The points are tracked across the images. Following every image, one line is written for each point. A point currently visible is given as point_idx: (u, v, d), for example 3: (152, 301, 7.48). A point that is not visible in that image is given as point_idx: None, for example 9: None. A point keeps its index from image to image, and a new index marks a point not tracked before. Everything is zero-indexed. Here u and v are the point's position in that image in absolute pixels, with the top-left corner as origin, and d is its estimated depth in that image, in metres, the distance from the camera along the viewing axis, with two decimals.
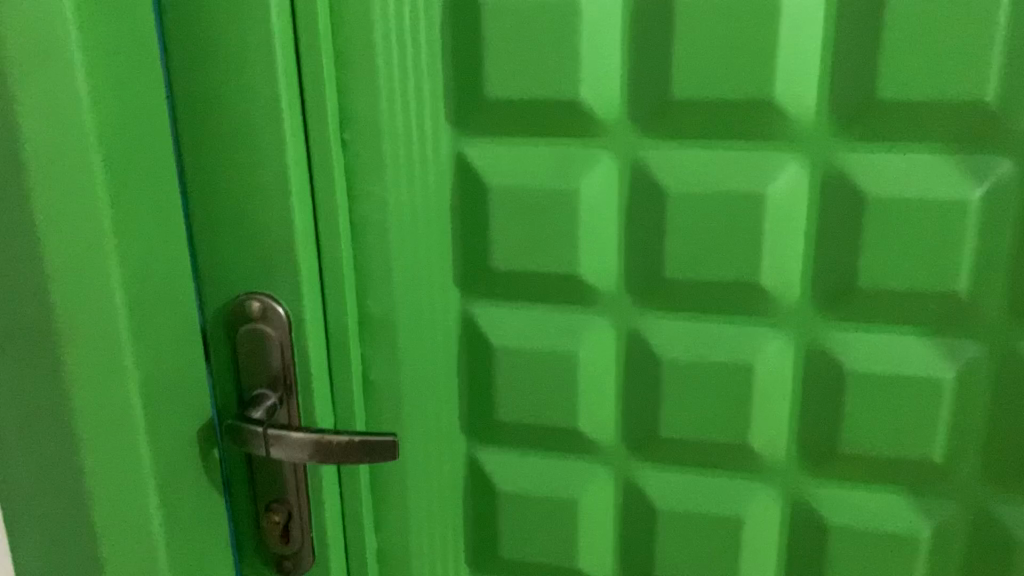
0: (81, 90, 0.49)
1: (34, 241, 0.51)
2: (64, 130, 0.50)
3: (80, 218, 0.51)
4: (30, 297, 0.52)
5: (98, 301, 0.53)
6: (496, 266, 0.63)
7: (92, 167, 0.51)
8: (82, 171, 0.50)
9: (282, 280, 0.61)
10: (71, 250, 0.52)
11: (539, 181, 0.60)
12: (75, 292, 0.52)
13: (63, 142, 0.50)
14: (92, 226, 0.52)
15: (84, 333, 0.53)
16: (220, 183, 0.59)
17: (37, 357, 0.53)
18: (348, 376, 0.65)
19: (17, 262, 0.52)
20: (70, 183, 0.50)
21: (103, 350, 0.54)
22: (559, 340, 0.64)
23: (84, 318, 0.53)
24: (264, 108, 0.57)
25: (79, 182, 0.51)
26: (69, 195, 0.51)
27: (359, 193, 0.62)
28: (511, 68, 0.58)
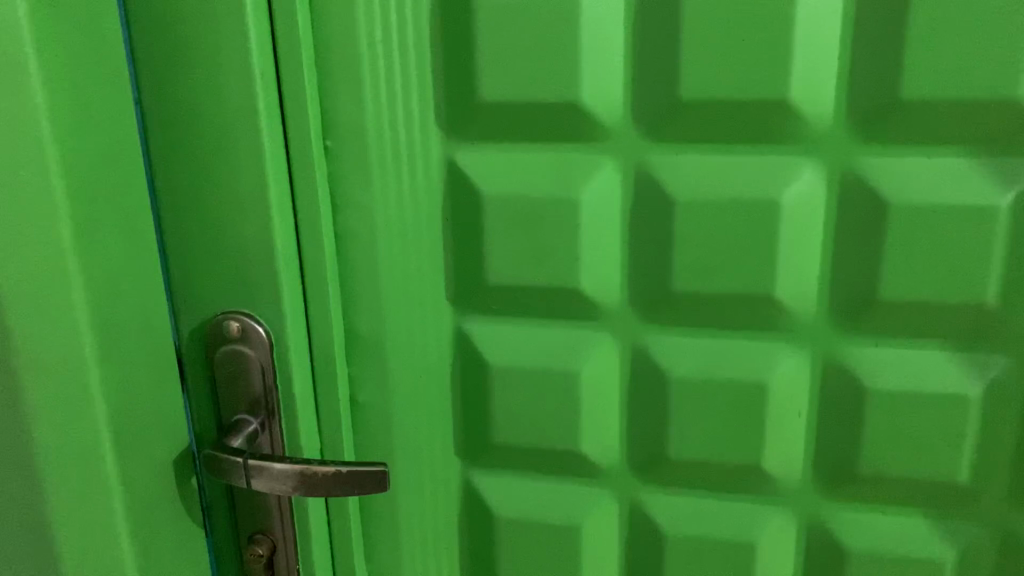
0: (37, 95, 0.45)
1: None
2: (20, 143, 0.45)
3: (39, 235, 0.47)
4: None
5: (61, 323, 0.49)
6: (492, 281, 0.59)
7: (51, 180, 0.46)
8: (39, 189, 0.46)
9: (263, 298, 0.57)
10: (28, 268, 0.47)
11: (536, 190, 0.56)
12: (32, 315, 0.48)
13: (19, 151, 0.45)
14: (51, 248, 0.47)
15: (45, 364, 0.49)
16: (193, 196, 0.55)
17: None
18: (335, 397, 0.61)
19: None
20: (26, 202, 0.46)
21: (67, 380, 0.49)
22: (560, 359, 0.60)
23: (46, 347, 0.49)
24: (239, 114, 0.53)
25: (35, 195, 0.46)
26: (26, 213, 0.46)
27: (345, 205, 0.58)
28: (506, 69, 0.54)
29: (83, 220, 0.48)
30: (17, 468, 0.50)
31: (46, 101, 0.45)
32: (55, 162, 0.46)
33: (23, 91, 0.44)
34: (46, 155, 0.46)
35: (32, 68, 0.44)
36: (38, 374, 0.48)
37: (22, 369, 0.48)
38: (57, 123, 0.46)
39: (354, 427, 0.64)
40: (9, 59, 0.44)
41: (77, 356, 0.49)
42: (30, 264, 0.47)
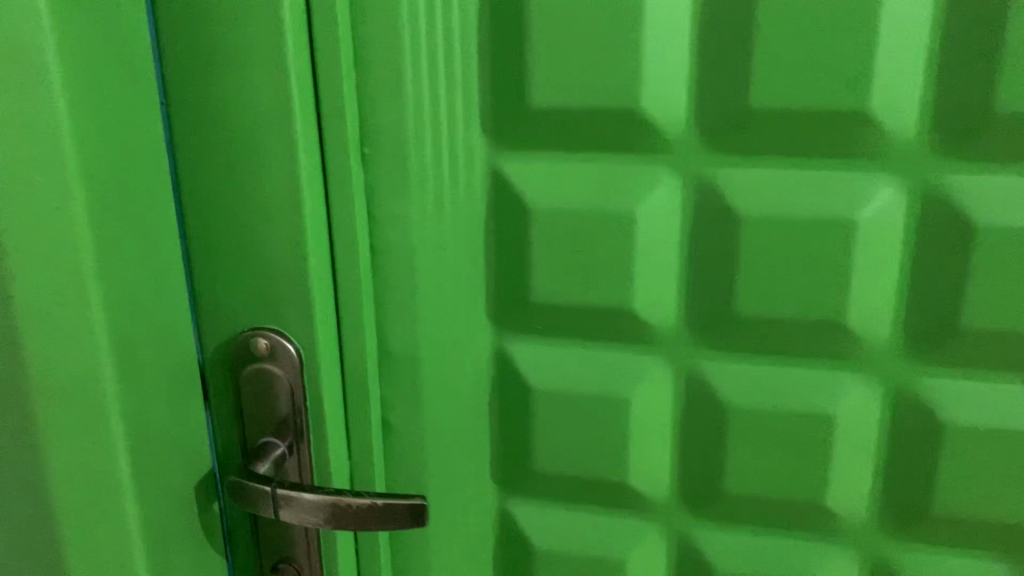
0: (58, 94, 0.41)
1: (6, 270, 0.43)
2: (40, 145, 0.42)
3: (56, 245, 0.43)
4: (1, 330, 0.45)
5: (76, 340, 0.45)
6: (536, 299, 0.55)
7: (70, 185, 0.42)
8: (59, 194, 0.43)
9: (292, 313, 0.53)
10: (44, 278, 0.44)
11: (587, 204, 0.52)
12: (47, 330, 0.45)
13: (34, 154, 0.42)
14: (71, 256, 0.44)
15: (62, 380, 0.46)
16: (221, 204, 0.51)
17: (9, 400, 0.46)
18: (366, 419, 0.58)
19: None
20: (44, 206, 0.43)
21: (83, 397, 0.46)
22: (608, 384, 0.56)
23: (65, 361, 0.45)
24: (271, 118, 0.49)
25: (52, 201, 0.43)
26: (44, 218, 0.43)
27: (381, 215, 0.55)
28: (558, 71, 0.50)
29: (104, 231, 0.45)
30: (28, 487, 0.48)
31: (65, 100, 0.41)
32: (75, 167, 0.42)
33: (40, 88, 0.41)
34: (63, 159, 0.42)
35: (52, 64, 0.41)
36: (51, 392, 0.46)
37: (35, 384, 0.45)
38: (77, 125, 0.42)
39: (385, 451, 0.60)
40: (24, 55, 0.40)
41: (93, 374, 0.46)
42: (46, 276, 0.44)
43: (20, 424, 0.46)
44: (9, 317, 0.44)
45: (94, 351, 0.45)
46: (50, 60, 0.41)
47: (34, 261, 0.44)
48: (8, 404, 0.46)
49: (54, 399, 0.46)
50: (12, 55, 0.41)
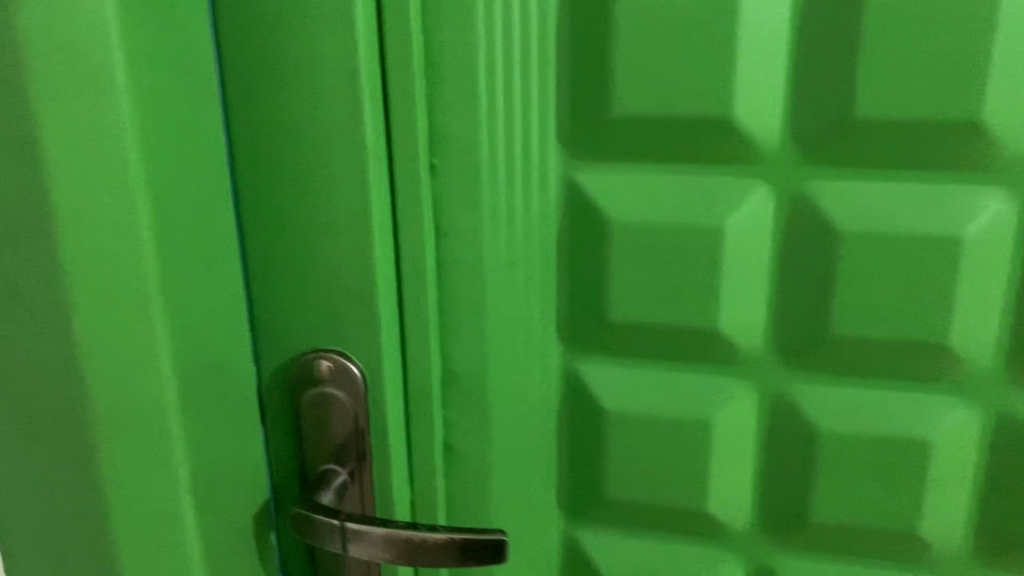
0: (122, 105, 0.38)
1: (60, 291, 0.40)
2: (104, 161, 0.39)
3: (122, 273, 0.40)
4: (54, 357, 0.42)
5: (139, 372, 0.42)
6: (613, 320, 0.52)
7: (134, 204, 0.39)
8: (123, 215, 0.39)
9: (357, 335, 0.50)
10: (109, 308, 0.41)
11: (672, 219, 0.49)
12: (110, 365, 0.42)
13: (98, 173, 0.39)
14: (133, 280, 0.41)
15: (123, 408, 0.43)
16: (284, 219, 0.48)
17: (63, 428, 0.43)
18: (430, 444, 0.54)
19: (39, 313, 0.41)
20: (107, 227, 0.40)
21: (146, 428, 0.43)
22: (687, 407, 0.53)
23: (127, 390, 0.42)
24: (341, 129, 0.46)
25: (118, 226, 0.40)
26: (105, 239, 0.40)
27: (448, 229, 0.51)
28: (645, 79, 0.47)
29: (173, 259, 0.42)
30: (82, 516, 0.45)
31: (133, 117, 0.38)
32: (139, 188, 0.39)
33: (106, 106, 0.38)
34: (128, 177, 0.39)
35: (120, 81, 0.37)
36: (115, 427, 0.43)
37: (98, 419, 0.43)
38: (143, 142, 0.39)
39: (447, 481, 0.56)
40: (89, 70, 0.37)
41: (156, 409, 0.43)
42: (110, 307, 0.41)
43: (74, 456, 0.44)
44: (69, 351, 0.41)
45: (158, 385, 0.43)
46: (119, 76, 0.37)
47: (99, 291, 0.41)
48: (66, 439, 0.43)
49: (117, 436, 0.43)
50: (71, 69, 0.37)
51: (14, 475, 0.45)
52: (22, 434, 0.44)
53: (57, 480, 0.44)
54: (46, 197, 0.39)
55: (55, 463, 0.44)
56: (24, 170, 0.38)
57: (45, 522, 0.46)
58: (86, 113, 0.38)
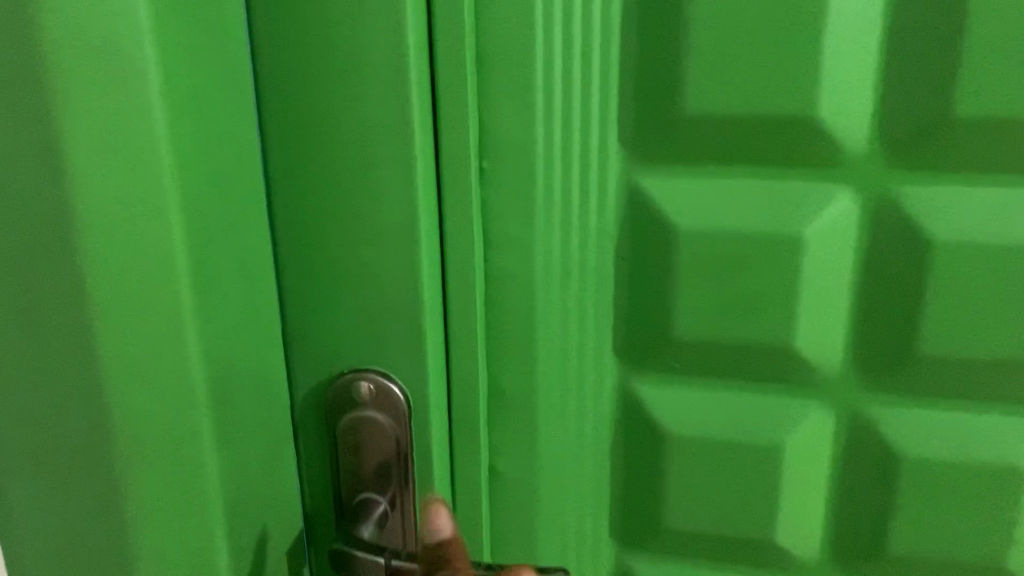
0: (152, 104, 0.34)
1: (86, 311, 0.36)
2: (132, 166, 0.34)
3: (155, 292, 0.36)
4: (80, 383, 0.38)
5: (171, 400, 0.38)
6: (677, 336, 0.48)
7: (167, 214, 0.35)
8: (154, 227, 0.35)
9: (400, 354, 0.46)
10: (139, 330, 0.37)
11: (746, 228, 0.45)
12: (139, 393, 0.38)
13: (129, 181, 0.35)
14: (166, 298, 0.36)
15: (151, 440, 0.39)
16: (322, 228, 0.44)
17: (88, 460, 0.39)
18: (475, 474, 0.50)
19: (63, 336, 0.37)
20: (137, 239, 0.35)
21: (178, 461, 0.39)
22: (757, 431, 0.49)
23: (156, 418, 0.38)
24: (387, 131, 0.41)
25: (150, 240, 0.36)
26: (134, 253, 0.36)
27: (497, 241, 0.46)
28: (721, 74, 0.43)
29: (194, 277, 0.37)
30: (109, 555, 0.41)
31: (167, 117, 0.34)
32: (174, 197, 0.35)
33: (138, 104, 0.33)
34: (161, 184, 0.35)
35: (151, 76, 0.33)
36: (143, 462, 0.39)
37: (123, 455, 0.39)
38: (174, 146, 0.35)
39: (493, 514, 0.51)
40: (119, 65, 0.33)
41: (190, 440, 0.39)
42: (138, 330, 0.37)
43: (101, 489, 0.40)
44: (93, 380, 0.37)
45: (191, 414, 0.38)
46: (150, 71, 0.33)
47: (126, 312, 0.36)
48: (89, 473, 0.40)
49: (143, 472, 0.39)
50: (97, 66, 0.33)
51: (32, 510, 0.41)
52: (41, 466, 0.40)
53: (79, 516, 0.41)
54: (70, 212, 0.35)
55: (78, 497, 0.40)
56: (46, 179, 0.34)
57: (65, 562, 0.42)
58: (115, 113, 0.33)
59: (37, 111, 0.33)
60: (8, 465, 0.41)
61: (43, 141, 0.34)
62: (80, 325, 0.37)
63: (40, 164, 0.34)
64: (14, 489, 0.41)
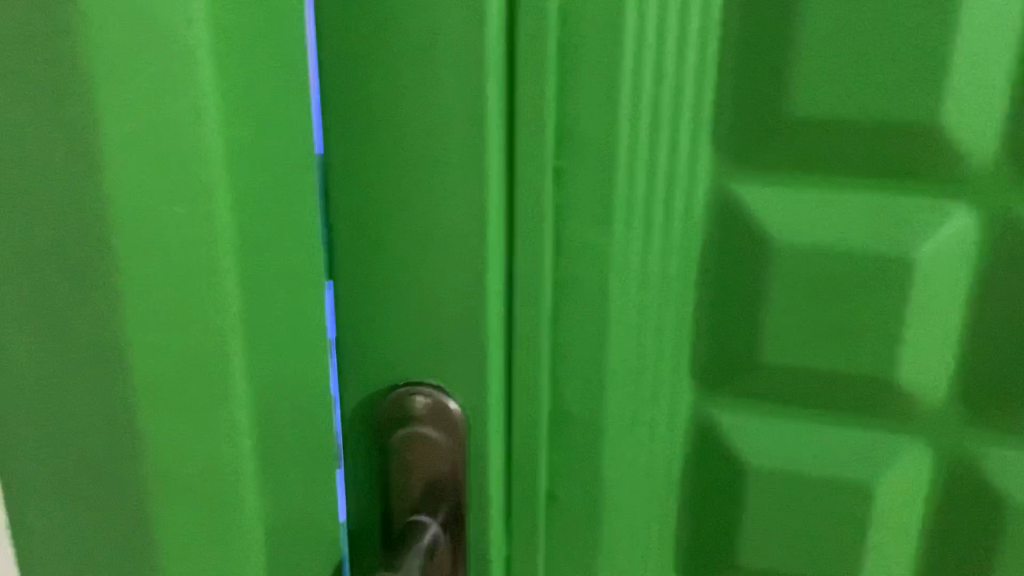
0: (201, 92, 0.29)
1: (113, 324, 0.32)
2: (177, 162, 0.30)
3: (199, 302, 0.32)
4: (104, 405, 0.33)
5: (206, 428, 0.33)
6: (764, 359, 0.44)
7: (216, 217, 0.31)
8: (199, 230, 0.31)
9: (460, 372, 0.42)
10: (176, 346, 0.32)
11: (850, 245, 0.41)
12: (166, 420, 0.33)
13: (173, 177, 0.30)
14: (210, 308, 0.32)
15: (177, 471, 0.34)
16: (384, 227, 0.40)
17: (107, 488, 0.34)
18: (533, 505, 0.45)
19: (85, 351, 0.32)
20: (175, 243, 0.31)
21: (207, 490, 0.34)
22: (848, 466, 0.45)
23: (185, 445, 0.33)
24: (460, 125, 0.37)
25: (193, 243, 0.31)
26: (171, 261, 0.31)
27: (572, 250, 0.41)
28: (830, 76, 0.39)
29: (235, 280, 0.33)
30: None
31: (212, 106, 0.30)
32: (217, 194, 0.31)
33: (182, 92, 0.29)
34: (211, 183, 0.31)
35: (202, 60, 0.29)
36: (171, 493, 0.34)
37: (150, 488, 0.34)
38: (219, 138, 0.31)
39: (547, 548, 0.46)
40: (166, 48, 0.28)
41: (225, 468, 0.34)
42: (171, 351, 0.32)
43: (119, 525, 0.35)
44: (117, 407, 0.33)
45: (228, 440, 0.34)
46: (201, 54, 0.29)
47: (159, 330, 0.32)
48: (108, 506, 0.35)
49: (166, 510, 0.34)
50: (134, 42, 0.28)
51: (37, 536, 0.37)
52: (55, 500, 0.35)
53: (95, 557, 0.36)
54: (96, 215, 0.30)
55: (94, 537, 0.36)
56: (73, 172, 0.29)
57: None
58: (157, 103, 0.29)
59: (57, 99, 0.29)
60: (15, 497, 0.36)
61: (69, 131, 0.29)
62: (105, 339, 0.32)
63: (61, 158, 0.29)
64: (20, 525, 0.37)
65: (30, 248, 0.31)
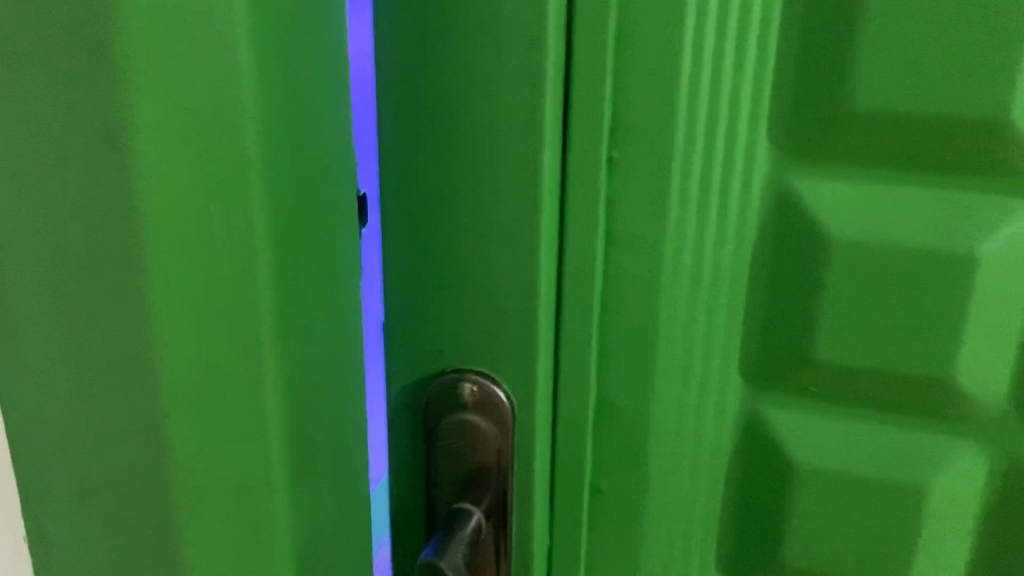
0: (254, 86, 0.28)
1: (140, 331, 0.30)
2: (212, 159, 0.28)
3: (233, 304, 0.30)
4: (129, 414, 0.31)
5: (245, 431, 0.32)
6: (817, 357, 0.44)
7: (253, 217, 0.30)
8: (238, 228, 0.30)
9: (509, 361, 0.41)
10: (212, 351, 0.31)
11: (910, 241, 0.40)
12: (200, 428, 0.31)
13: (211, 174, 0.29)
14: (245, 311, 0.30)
15: (208, 482, 0.32)
16: (435, 213, 0.40)
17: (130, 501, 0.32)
18: (578, 497, 0.45)
19: (110, 359, 0.30)
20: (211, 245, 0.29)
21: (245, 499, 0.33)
22: (900, 467, 0.44)
23: (221, 454, 0.32)
24: (516, 112, 0.37)
25: (230, 242, 0.30)
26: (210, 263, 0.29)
27: (623, 242, 0.40)
28: (896, 69, 0.38)
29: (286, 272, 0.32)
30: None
31: (257, 99, 0.29)
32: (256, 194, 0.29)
33: (227, 84, 0.28)
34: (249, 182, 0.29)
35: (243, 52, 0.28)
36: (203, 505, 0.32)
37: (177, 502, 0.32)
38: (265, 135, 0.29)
39: (590, 541, 0.46)
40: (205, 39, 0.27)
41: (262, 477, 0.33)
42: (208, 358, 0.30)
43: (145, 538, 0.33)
44: (143, 413, 0.31)
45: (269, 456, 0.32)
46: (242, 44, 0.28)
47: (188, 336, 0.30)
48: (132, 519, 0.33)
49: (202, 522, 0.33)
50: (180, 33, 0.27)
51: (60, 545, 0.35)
52: (79, 510, 0.34)
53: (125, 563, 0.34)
54: (123, 212, 0.28)
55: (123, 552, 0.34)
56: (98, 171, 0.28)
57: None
58: (204, 93, 0.28)
59: (89, 92, 0.27)
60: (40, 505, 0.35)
61: (100, 128, 0.27)
62: (132, 347, 0.30)
63: (85, 155, 0.28)
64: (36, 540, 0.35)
65: (53, 249, 0.29)
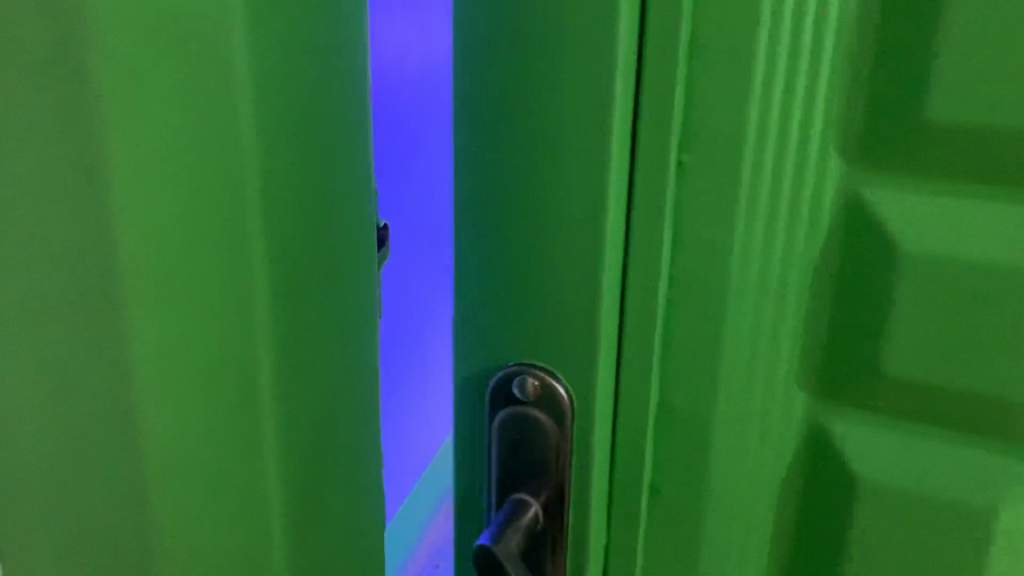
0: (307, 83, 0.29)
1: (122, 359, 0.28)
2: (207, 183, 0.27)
3: (231, 334, 0.29)
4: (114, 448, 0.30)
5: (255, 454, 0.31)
6: (886, 369, 0.43)
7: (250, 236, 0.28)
8: (234, 243, 0.28)
9: (569, 360, 0.42)
10: (201, 375, 0.29)
11: (987, 257, 0.39)
12: (210, 446, 0.30)
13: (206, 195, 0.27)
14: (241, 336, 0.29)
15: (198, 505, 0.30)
16: (503, 211, 0.41)
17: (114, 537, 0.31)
18: (634, 496, 0.45)
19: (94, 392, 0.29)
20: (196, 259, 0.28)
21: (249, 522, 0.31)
22: (968, 486, 0.43)
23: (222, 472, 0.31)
24: (583, 114, 0.38)
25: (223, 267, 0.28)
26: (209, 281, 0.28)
27: (688, 245, 0.41)
28: (979, 79, 0.37)
29: (318, 283, 0.32)
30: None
31: (258, 115, 0.27)
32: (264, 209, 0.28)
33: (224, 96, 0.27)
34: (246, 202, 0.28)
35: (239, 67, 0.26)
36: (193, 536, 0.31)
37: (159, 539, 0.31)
38: (273, 150, 0.28)
39: (646, 540, 0.46)
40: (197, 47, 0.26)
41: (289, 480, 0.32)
42: (212, 376, 0.29)
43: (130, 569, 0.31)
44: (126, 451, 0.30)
45: (287, 474, 0.31)
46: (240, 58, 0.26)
47: (182, 361, 0.29)
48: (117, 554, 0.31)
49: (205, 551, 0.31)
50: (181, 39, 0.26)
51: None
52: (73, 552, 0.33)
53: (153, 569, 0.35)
54: (107, 241, 0.27)
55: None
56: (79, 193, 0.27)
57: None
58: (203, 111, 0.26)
59: (86, 105, 0.26)
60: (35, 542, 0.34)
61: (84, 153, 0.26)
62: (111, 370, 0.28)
63: (73, 178, 0.27)
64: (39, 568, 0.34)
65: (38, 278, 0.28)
